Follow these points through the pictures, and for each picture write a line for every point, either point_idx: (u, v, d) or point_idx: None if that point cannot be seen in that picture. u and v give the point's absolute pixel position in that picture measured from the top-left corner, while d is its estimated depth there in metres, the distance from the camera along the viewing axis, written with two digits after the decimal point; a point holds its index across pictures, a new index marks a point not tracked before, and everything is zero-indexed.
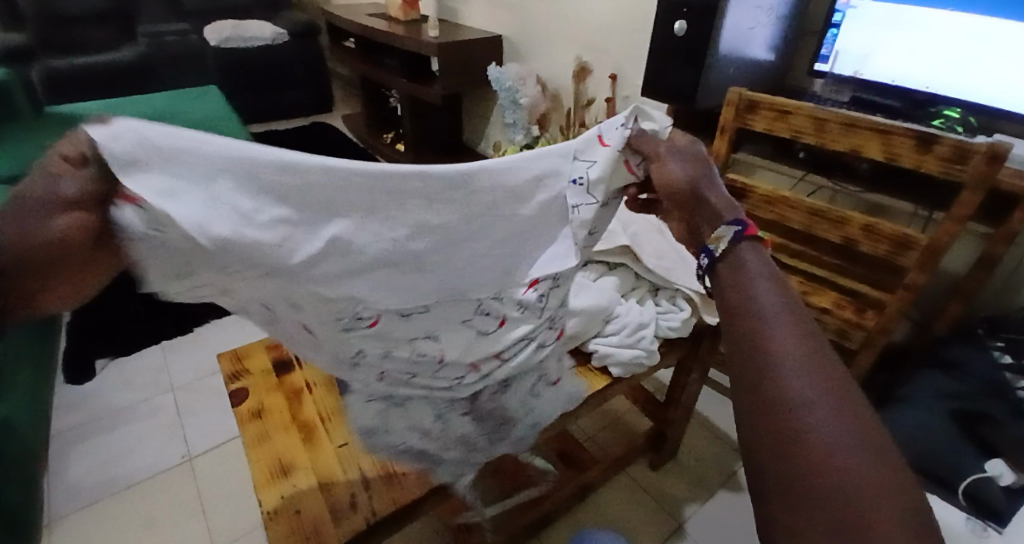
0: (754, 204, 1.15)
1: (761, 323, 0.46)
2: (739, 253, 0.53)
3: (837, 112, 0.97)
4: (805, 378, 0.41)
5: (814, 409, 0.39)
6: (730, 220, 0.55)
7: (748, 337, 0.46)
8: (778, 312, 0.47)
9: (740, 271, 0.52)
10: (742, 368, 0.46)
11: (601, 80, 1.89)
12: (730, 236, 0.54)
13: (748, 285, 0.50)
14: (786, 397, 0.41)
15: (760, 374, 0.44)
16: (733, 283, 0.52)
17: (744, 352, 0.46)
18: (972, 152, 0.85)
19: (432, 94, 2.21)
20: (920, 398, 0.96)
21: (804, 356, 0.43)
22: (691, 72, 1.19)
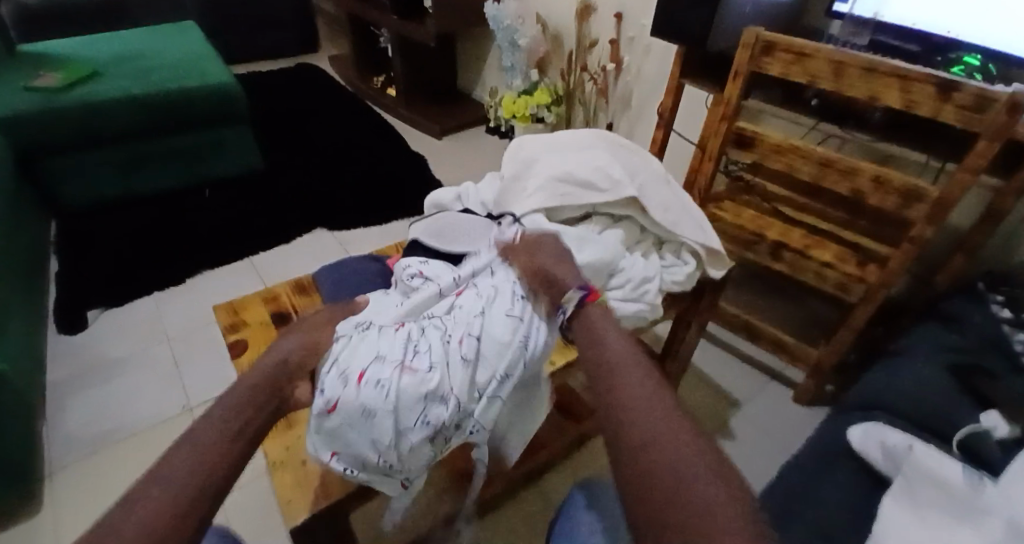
0: (764, 153, 1.10)
1: (614, 380, 0.53)
2: (588, 314, 0.65)
3: (857, 55, 0.91)
4: (654, 415, 0.48)
5: (663, 444, 0.45)
6: (576, 286, 0.67)
7: (609, 398, 0.52)
8: (628, 367, 0.55)
9: (597, 332, 0.62)
10: (610, 419, 0.50)
11: (604, 19, 1.79)
12: (576, 300, 0.66)
13: (605, 341, 0.60)
14: (643, 430, 0.47)
15: (622, 416, 0.49)
16: (589, 338, 0.62)
17: (609, 411, 0.51)
18: (992, 102, 0.81)
19: (425, 34, 2.09)
20: (918, 350, 0.97)
21: (651, 401, 0.50)
22: (705, 11, 1.11)
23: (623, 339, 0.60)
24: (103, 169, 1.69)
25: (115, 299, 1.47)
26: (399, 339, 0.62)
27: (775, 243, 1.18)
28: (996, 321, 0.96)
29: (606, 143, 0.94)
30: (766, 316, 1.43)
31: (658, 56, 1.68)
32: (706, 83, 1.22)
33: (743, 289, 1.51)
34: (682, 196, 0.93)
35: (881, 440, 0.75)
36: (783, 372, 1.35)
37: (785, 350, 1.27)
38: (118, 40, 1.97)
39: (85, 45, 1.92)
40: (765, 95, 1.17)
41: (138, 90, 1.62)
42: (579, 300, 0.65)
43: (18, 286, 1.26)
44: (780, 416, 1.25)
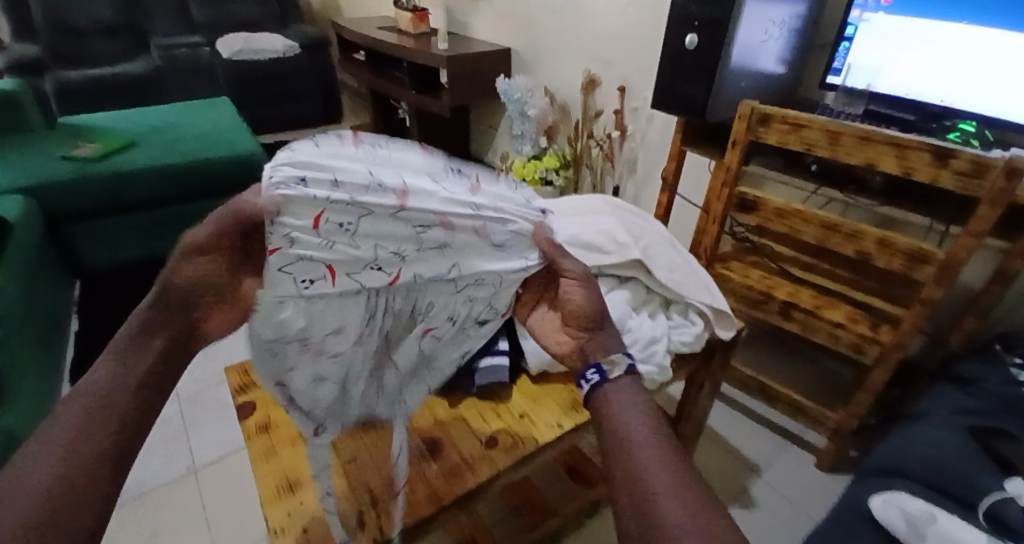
0: (767, 217, 1.13)
1: (630, 455, 0.45)
2: (620, 386, 0.54)
3: (851, 125, 0.96)
4: (677, 503, 0.40)
5: (690, 534, 0.38)
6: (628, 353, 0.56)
7: (626, 480, 0.44)
8: (644, 441, 0.46)
9: (613, 396, 0.52)
10: (626, 505, 0.42)
11: (609, 91, 1.89)
12: (624, 365, 0.55)
13: (622, 411, 0.50)
14: (663, 523, 0.39)
15: (640, 504, 0.41)
16: (604, 407, 0.52)
17: (628, 495, 0.43)
18: (989, 167, 0.83)
19: (441, 106, 2.22)
20: (937, 414, 0.94)
21: (673, 480, 0.43)
22: (703, 85, 1.18)
23: (639, 405, 0.51)
24: (128, 231, 1.77)
25: None
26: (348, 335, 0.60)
27: (786, 303, 1.15)
28: (1015, 385, 0.94)
29: (612, 208, 0.98)
30: (781, 378, 1.39)
31: (661, 124, 1.76)
32: (707, 150, 1.26)
33: (753, 350, 1.49)
34: (687, 258, 0.94)
35: (899, 507, 0.73)
36: (803, 437, 1.31)
37: (802, 414, 1.23)
38: (154, 113, 2.13)
39: (126, 118, 2.07)
40: (764, 162, 1.21)
41: (169, 158, 1.74)
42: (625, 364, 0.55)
43: (35, 340, 1.29)
44: (802, 484, 1.19)
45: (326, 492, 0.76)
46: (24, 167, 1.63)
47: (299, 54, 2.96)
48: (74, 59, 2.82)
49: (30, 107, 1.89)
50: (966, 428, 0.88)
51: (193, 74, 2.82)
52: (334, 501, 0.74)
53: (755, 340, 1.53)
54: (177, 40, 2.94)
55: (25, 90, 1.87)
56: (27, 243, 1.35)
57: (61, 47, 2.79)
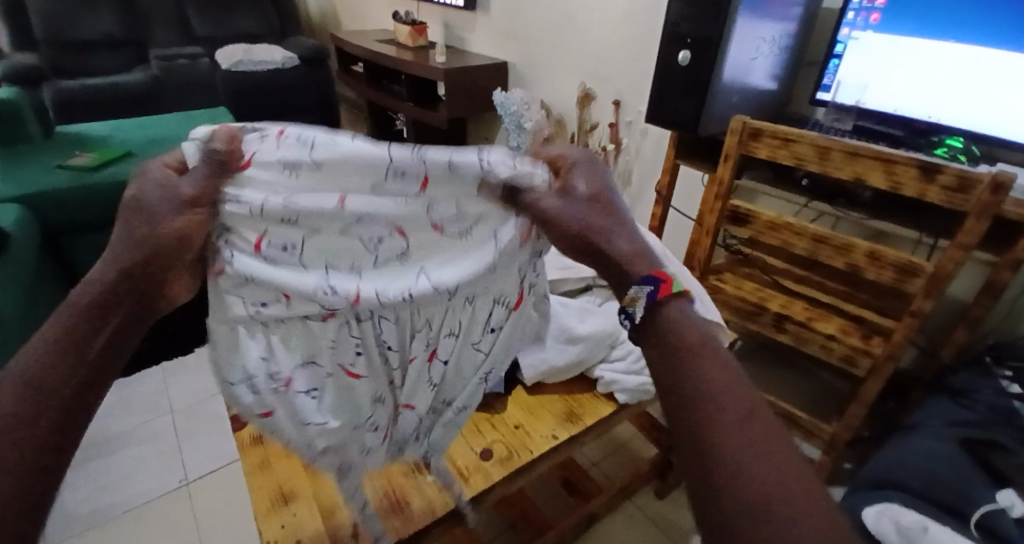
0: (759, 230, 1.15)
1: (711, 406, 0.34)
2: (665, 316, 0.41)
3: (840, 140, 0.98)
4: (765, 468, 0.32)
5: (782, 509, 0.30)
6: (640, 278, 0.43)
7: (721, 479, 0.32)
8: (738, 420, 0.34)
9: (681, 328, 0.40)
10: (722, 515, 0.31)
11: (604, 106, 1.92)
12: (645, 298, 0.42)
13: (692, 345, 0.38)
14: (747, 497, 0.31)
15: (720, 472, 0.32)
16: (670, 342, 0.39)
17: (702, 456, 0.33)
18: (974, 182, 0.85)
19: (438, 119, 2.25)
20: (930, 426, 0.95)
21: (762, 440, 0.33)
22: (695, 100, 1.20)
23: (711, 351, 0.38)
24: None
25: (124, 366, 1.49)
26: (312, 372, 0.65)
27: (778, 315, 1.16)
28: (1005, 396, 0.95)
29: None
30: (775, 390, 1.40)
31: (655, 139, 1.78)
32: (701, 164, 1.28)
33: (747, 362, 1.50)
34: (681, 270, 0.96)
35: (893, 519, 0.73)
36: (797, 450, 1.31)
37: (797, 426, 1.24)
38: (152, 124, 2.14)
39: (124, 128, 2.08)
40: (757, 176, 1.23)
41: None
42: (646, 301, 0.42)
43: None
44: None
45: (320, 503, 0.76)
46: (22, 177, 1.64)
47: (297, 66, 2.98)
48: (74, 70, 2.84)
49: (28, 118, 1.90)
50: (959, 440, 0.89)
51: (193, 86, 2.85)
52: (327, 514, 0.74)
53: (749, 352, 1.54)
54: (176, 52, 2.97)
55: (24, 100, 1.88)
56: (22, 252, 1.35)
57: (61, 58, 2.81)
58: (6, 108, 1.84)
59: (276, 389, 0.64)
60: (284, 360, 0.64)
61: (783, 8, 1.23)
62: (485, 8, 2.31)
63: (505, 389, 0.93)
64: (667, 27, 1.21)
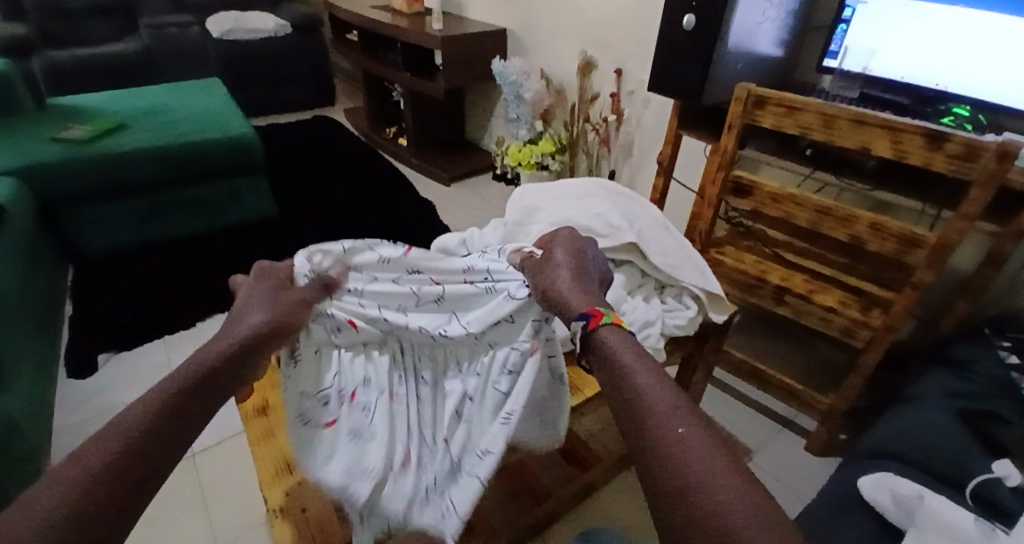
0: (762, 201, 1.13)
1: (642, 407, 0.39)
2: (602, 338, 0.47)
3: (846, 108, 0.95)
4: (696, 446, 0.35)
5: (710, 479, 0.33)
6: (579, 314, 0.50)
7: (663, 461, 0.35)
8: (671, 414, 0.38)
9: (612, 357, 0.45)
10: (661, 493, 0.34)
11: (605, 74, 1.88)
12: (580, 333, 0.49)
13: (627, 365, 0.43)
14: (680, 473, 0.34)
15: (656, 459, 0.36)
16: (609, 373, 0.44)
17: (644, 447, 0.37)
18: (982, 150, 0.84)
19: (435, 89, 2.20)
20: (928, 396, 0.96)
21: (692, 426, 0.37)
22: (699, 68, 1.17)
23: (646, 361, 0.44)
24: (122, 216, 1.75)
25: (125, 341, 1.49)
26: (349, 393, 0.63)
27: (779, 287, 1.16)
28: (1003, 367, 0.96)
29: (606, 192, 0.98)
30: (774, 363, 1.41)
31: (657, 109, 1.75)
32: (703, 135, 1.26)
33: (746, 335, 1.50)
34: (682, 242, 0.95)
35: (889, 488, 0.74)
36: (795, 421, 1.33)
37: (795, 398, 1.25)
38: (143, 95, 2.09)
39: (115, 100, 2.03)
40: (761, 146, 1.21)
41: (162, 141, 1.71)
42: (582, 333, 0.49)
43: (31, 324, 1.28)
44: (792, 465, 1.22)
45: None
46: (12, 150, 1.61)
47: (290, 34, 2.90)
48: (61, 39, 2.77)
49: (16, 89, 1.85)
50: (956, 410, 0.90)
51: (183, 55, 2.77)
52: None
53: (748, 325, 1.54)
54: (165, 20, 2.88)
55: (10, 70, 1.83)
56: (16, 226, 1.33)
57: (47, 27, 2.73)
58: None
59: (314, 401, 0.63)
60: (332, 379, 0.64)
61: None
62: None
63: None
64: None
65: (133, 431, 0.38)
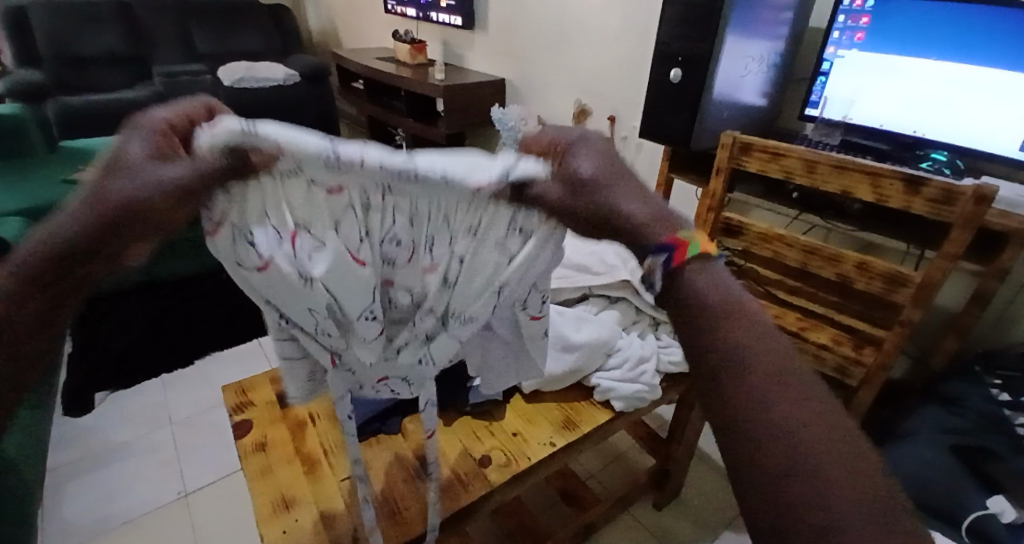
0: (752, 241, 1.17)
1: (747, 385, 0.24)
2: (684, 286, 0.28)
3: (827, 155, 1.01)
4: (833, 468, 0.22)
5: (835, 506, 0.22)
6: (654, 248, 0.29)
7: (769, 473, 0.22)
8: (792, 401, 0.24)
9: (718, 289, 0.28)
10: (760, 505, 0.23)
11: (600, 121, 1.96)
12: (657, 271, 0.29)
13: (724, 296, 0.27)
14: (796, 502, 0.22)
15: (776, 471, 0.22)
16: (696, 301, 0.27)
17: (747, 437, 0.23)
18: (958, 194, 0.88)
19: (437, 134, 2.29)
20: (923, 433, 0.97)
21: (828, 432, 0.23)
22: (686, 116, 1.24)
23: (756, 321, 0.26)
24: None
25: (123, 380, 1.49)
26: (305, 263, 0.41)
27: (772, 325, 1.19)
28: (996, 404, 0.96)
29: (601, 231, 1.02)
30: None
31: (650, 153, 1.82)
32: (694, 178, 1.32)
33: None
34: None
35: None
36: None
37: None
38: None
39: None
40: (748, 189, 1.26)
41: None
42: (661, 273, 0.29)
43: None
44: None
45: (321, 509, 0.76)
46: (25, 191, 1.67)
47: (298, 83, 3.03)
48: (76, 85, 2.89)
49: (32, 133, 1.93)
50: (949, 447, 0.91)
51: None
52: (328, 521, 0.75)
53: None
54: (179, 69, 3.02)
55: (28, 116, 1.91)
56: None
57: (64, 75, 2.86)
58: (9, 123, 1.87)
59: (270, 242, 0.40)
60: (275, 216, 0.40)
61: (772, 28, 1.27)
62: (483, 26, 2.37)
63: (504, 397, 0.94)
64: (659, 47, 1.25)
65: None
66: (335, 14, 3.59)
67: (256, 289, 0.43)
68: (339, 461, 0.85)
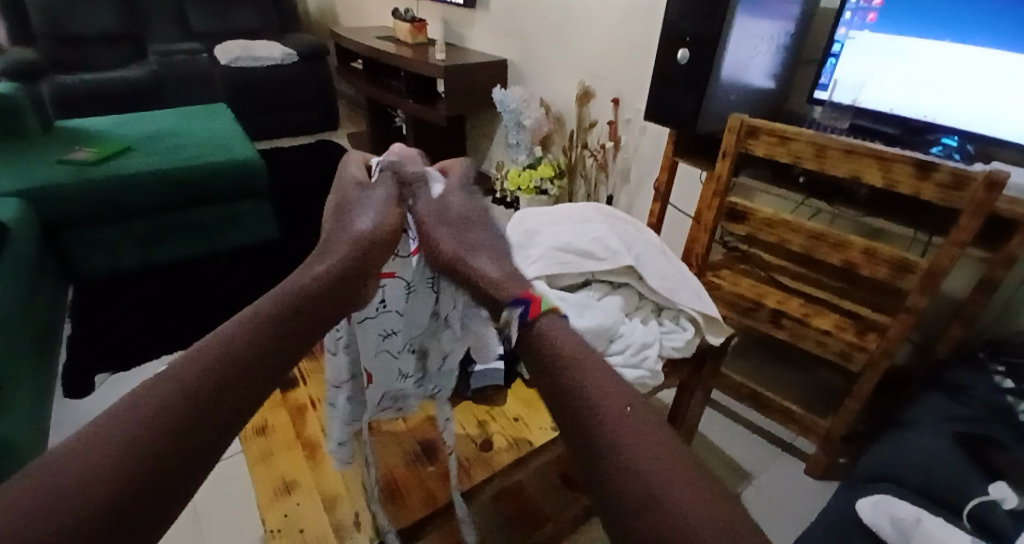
0: (757, 226, 1.16)
1: (581, 399, 0.31)
2: (538, 333, 0.37)
3: (836, 138, 0.98)
4: (644, 442, 0.28)
5: (657, 469, 0.27)
6: (513, 300, 0.41)
7: (605, 457, 0.28)
8: (618, 410, 0.30)
9: (556, 338, 0.37)
10: (608, 496, 0.27)
11: (603, 103, 1.93)
12: (514, 322, 0.39)
13: (572, 342, 0.36)
14: (624, 476, 0.27)
15: (603, 454, 0.28)
16: (547, 352, 0.36)
17: (586, 447, 0.29)
18: (969, 180, 0.87)
19: (438, 115, 2.25)
20: (926, 421, 0.96)
21: (638, 417, 0.29)
22: (693, 99, 1.21)
23: (592, 362, 0.34)
24: (123, 236, 1.76)
25: (123, 363, 1.48)
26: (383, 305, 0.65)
27: (775, 311, 1.18)
28: (999, 392, 0.96)
29: (605, 216, 1.00)
30: (771, 386, 1.41)
31: (654, 136, 1.79)
32: (699, 162, 1.30)
33: (745, 358, 1.51)
34: (680, 265, 0.97)
35: (888, 512, 0.76)
36: (794, 444, 1.33)
37: (793, 420, 1.25)
38: (152, 119, 2.14)
39: (122, 124, 2.07)
40: (755, 173, 1.24)
41: (168, 165, 1.74)
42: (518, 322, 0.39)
43: (30, 343, 1.28)
44: (795, 491, 1.21)
45: None
46: (19, 171, 1.64)
47: (296, 62, 2.98)
48: (70, 64, 2.83)
49: (26, 112, 1.89)
50: (953, 435, 0.90)
51: (191, 82, 2.84)
52: None
53: (747, 348, 1.55)
54: (175, 47, 2.97)
55: (22, 94, 1.88)
56: (20, 245, 1.34)
57: (58, 53, 2.80)
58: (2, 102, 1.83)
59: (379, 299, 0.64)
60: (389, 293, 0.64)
61: (783, 7, 1.23)
62: (485, 5, 2.32)
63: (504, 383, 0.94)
64: (666, 27, 1.22)
65: (198, 370, 0.28)
66: None
67: (400, 327, 0.67)
68: (342, 445, 0.86)
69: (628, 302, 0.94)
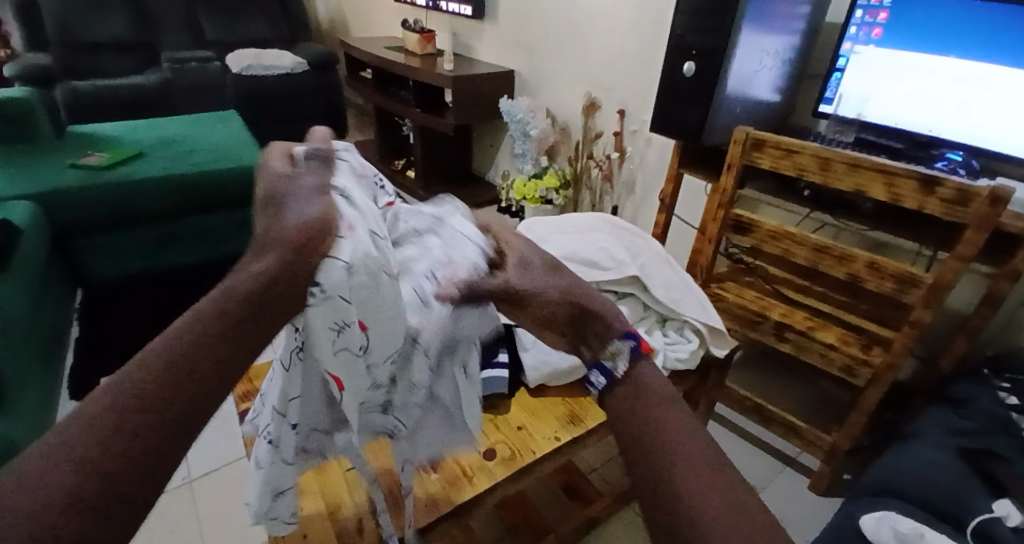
0: (761, 239, 1.16)
1: (654, 426, 0.35)
2: (639, 373, 0.39)
3: (841, 152, 0.99)
4: (693, 464, 0.31)
5: (707, 489, 0.30)
6: (623, 330, 0.41)
7: (659, 471, 0.31)
8: (677, 432, 0.34)
9: (642, 395, 0.38)
10: (656, 502, 0.30)
11: (609, 115, 1.95)
12: (628, 353, 0.40)
13: (653, 395, 0.38)
14: (676, 488, 0.30)
15: (662, 471, 0.31)
16: (630, 397, 0.38)
17: (646, 465, 0.32)
18: (973, 195, 0.87)
19: (445, 125, 2.27)
20: (930, 435, 0.96)
21: (694, 445, 0.33)
22: (698, 111, 1.22)
23: (659, 401, 0.37)
24: (132, 239, 1.77)
25: None
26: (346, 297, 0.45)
27: (779, 323, 1.18)
28: (1003, 407, 0.96)
29: (610, 226, 1.01)
30: (775, 399, 1.41)
31: (659, 148, 1.80)
32: (703, 173, 1.30)
33: (749, 371, 1.51)
34: (684, 276, 0.97)
35: (890, 526, 0.76)
36: (797, 459, 1.33)
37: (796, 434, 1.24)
38: (164, 125, 2.17)
39: (134, 130, 2.10)
40: (759, 186, 1.25)
41: (177, 170, 1.77)
42: (625, 360, 0.40)
43: (38, 344, 1.29)
44: (798, 507, 1.20)
45: (326, 499, 0.77)
46: (32, 175, 1.67)
47: (306, 71, 3.02)
48: (84, 70, 2.88)
49: (40, 117, 1.93)
50: (957, 449, 0.90)
51: (201, 89, 2.88)
52: (334, 510, 0.76)
53: (750, 360, 1.55)
54: (187, 55, 3.01)
55: (37, 100, 1.91)
56: (30, 246, 1.36)
57: (72, 59, 2.85)
58: (18, 107, 1.87)
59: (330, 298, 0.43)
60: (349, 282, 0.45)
61: (788, 22, 1.25)
62: (493, 17, 2.35)
63: (509, 391, 0.94)
64: (671, 41, 1.24)
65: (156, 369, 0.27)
66: (344, 3, 3.57)
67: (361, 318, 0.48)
68: None
69: (632, 312, 0.94)
